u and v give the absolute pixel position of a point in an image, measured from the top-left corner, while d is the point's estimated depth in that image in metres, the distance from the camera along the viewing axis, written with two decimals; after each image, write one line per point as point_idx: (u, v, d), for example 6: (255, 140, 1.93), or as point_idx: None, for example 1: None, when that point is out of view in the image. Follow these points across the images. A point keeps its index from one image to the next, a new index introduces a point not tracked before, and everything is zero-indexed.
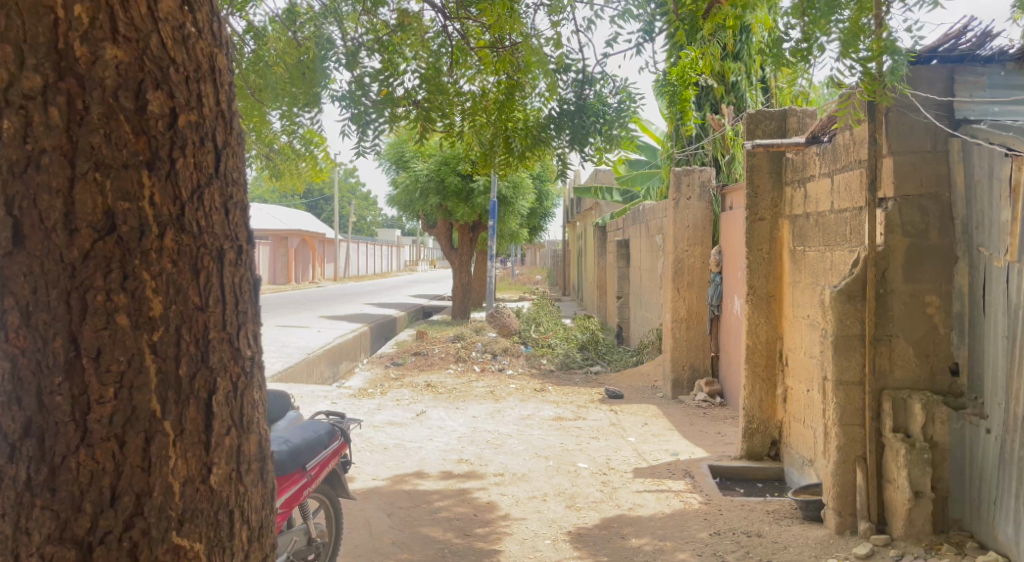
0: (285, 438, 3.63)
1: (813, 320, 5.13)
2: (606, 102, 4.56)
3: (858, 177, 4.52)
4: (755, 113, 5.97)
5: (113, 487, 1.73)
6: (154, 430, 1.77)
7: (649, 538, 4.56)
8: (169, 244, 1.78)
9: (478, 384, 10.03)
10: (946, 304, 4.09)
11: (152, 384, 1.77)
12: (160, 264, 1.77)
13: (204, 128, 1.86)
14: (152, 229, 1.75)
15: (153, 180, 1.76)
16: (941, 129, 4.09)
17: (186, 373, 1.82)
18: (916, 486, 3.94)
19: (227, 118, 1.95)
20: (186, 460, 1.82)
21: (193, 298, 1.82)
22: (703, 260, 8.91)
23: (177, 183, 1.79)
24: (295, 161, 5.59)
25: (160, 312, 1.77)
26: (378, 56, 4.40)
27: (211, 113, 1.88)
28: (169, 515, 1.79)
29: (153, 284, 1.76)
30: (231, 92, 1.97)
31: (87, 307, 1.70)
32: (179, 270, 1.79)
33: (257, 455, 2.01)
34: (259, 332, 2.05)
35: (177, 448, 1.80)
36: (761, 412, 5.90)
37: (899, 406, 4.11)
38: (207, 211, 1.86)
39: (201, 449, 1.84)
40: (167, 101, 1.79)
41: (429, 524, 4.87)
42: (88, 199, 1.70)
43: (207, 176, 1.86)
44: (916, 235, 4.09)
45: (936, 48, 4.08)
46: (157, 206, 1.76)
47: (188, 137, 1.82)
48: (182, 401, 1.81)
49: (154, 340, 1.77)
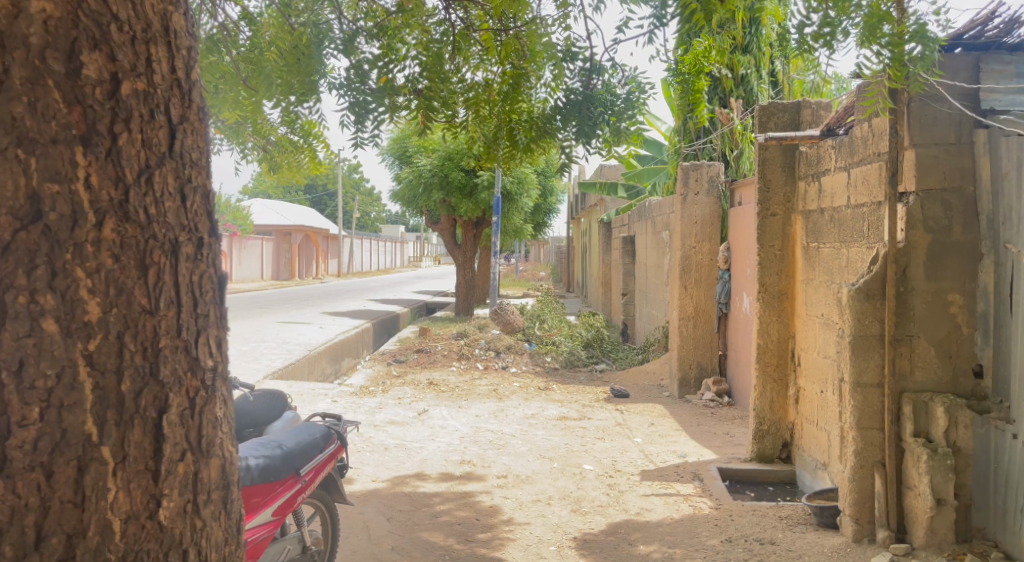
0: (276, 443, 3.50)
1: (829, 319, 4.95)
2: (615, 92, 4.36)
3: (877, 170, 4.34)
4: (767, 105, 5.78)
5: (38, 526, 1.73)
6: (89, 459, 1.77)
7: (658, 545, 4.40)
8: (108, 235, 1.79)
9: (481, 382, 9.86)
10: (970, 303, 3.91)
11: (87, 403, 1.77)
12: (97, 259, 1.78)
13: (153, 98, 1.88)
14: (87, 217, 1.77)
15: (88, 158, 1.78)
16: (966, 119, 3.91)
17: (130, 389, 1.83)
18: (938, 494, 3.77)
19: (184, 88, 1.96)
20: (129, 492, 1.82)
21: (140, 301, 1.84)
22: (711, 257, 8.72)
23: (118, 162, 1.81)
24: (294, 154, 5.43)
25: (96, 317, 1.78)
26: (376, 41, 4.22)
27: (164, 81, 1.91)
28: (107, 557, 1.79)
29: (89, 284, 1.77)
30: (189, 57, 1.99)
31: (9, 310, 1.70)
32: (121, 267, 1.81)
33: (220, 483, 2.02)
34: (225, 335, 2.06)
35: (117, 479, 1.81)
36: (772, 413, 5.75)
37: (920, 409, 3.95)
38: (161, 201, 1.87)
39: (147, 479, 1.85)
40: (107, 64, 1.81)
41: (429, 529, 4.71)
42: (10, 179, 1.71)
43: (157, 156, 1.88)
44: (939, 230, 3.92)
45: (960, 35, 3.91)
46: (93, 189, 1.78)
47: (134, 108, 1.84)
48: (124, 422, 1.81)
49: (89, 349, 1.77)
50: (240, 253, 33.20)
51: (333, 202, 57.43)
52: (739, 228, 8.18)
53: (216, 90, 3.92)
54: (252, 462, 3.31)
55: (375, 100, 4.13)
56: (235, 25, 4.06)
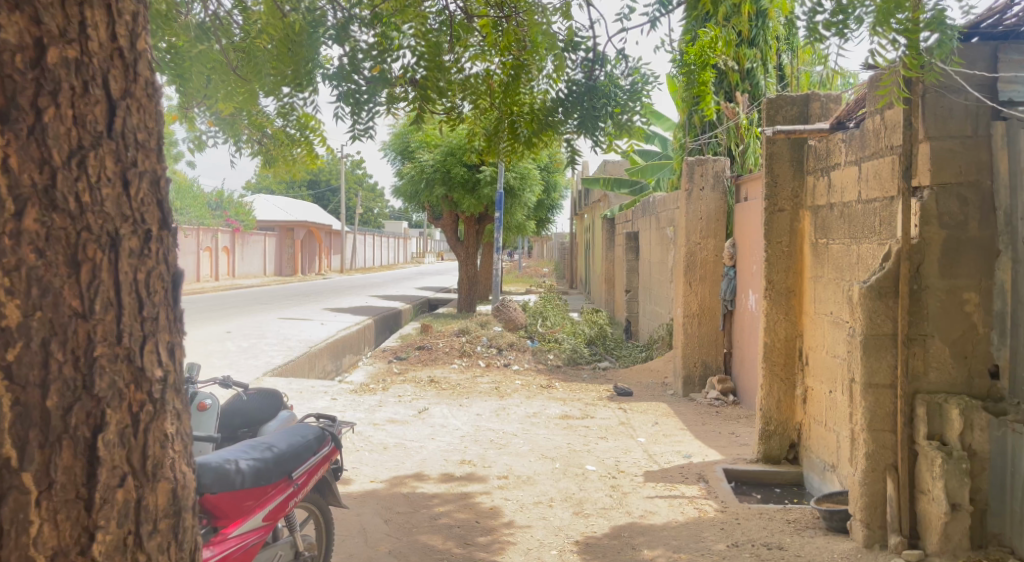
0: (266, 446, 3.39)
1: (838, 317, 4.83)
2: (618, 83, 4.22)
3: (889, 164, 4.22)
4: (775, 98, 5.64)
5: None
6: (10, 485, 1.69)
7: (663, 549, 4.28)
8: (30, 227, 1.71)
9: (483, 379, 9.74)
10: (986, 301, 3.78)
11: (6, 422, 1.68)
12: (19, 255, 1.69)
13: (87, 69, 1.80)
14: (8, 206, 1.68)
15: (8, 135, 1.69)
16: (983, 110, 3.78)
17: (58, 406, 1.74)
18: (952, 499, 3.64)
19: (126, 58, 1.89)
20: (56, 524, 1.73)
21: (70, 303, 1.75)
22: (716, 254, 8.59)
23: (45, 142, 1.73)
24: (289, 148, 5.32)
25: (17, 321, 1.69)
26: (371, 29, 4.06)
27: (102, 51, 1.83)
28: None
29: (8, 284, 1.68)
30: (133, 23, 1.91)
31: None
32: (48, 265, 1.72)
33: (169, 509, 1.94)
34: (177, 341, 2.00)
35: (42, 511, 1.72)
36: (779, 413, 5.62)
37: (934, 412, 3.81)
38: (97, 188, 1.80)
39: (80, 508, 1.76)
40: (32, 28, 1.73)
41: (428, 531, 4.60)
42: None
43: (92, 136, 1.80)
44: (955, 226, 3.79)
45: (978, 24, 3.77)
46: (14, 173, 1.69)
47: (63, 80, 1.76)
48: (51, 443, 1.73)
49: (10, 359, 1.69)
50: (242, 248, 33.10)
51: (337, 198, 57.35)
52: (745, 224, 8.06)
53: (207, 80, 3.76)
54: (243, 464, 3.19)
55: (369, 91, 3.99)
56: (227, 13, 3.92)
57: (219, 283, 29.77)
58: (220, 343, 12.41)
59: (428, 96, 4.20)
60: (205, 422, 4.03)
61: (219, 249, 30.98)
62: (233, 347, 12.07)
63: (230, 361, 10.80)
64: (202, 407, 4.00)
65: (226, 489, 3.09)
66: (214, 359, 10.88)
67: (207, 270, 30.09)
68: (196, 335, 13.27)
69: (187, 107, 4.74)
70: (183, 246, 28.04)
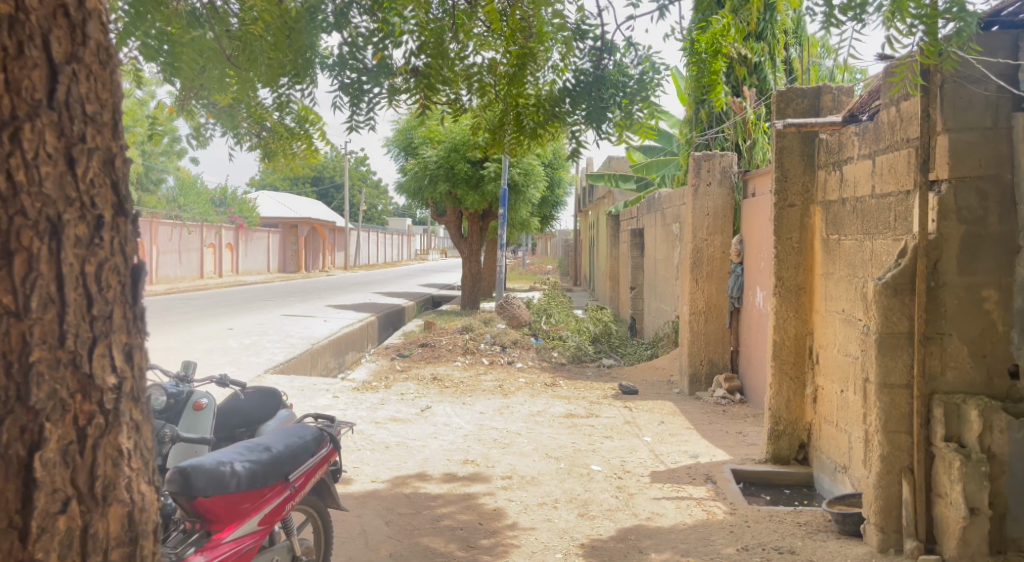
0: (263, 447, 3.27)
1: (851, 315, 4.71)
2: (628, 72, 4.11)
3: (904, 158, 4.11)
4: (785, 91, 5.50)
5: None
6: None
7: (671, 553, 4.16)
8: None
9: (486, 377, 9.63)
10: (1006, 299, 3.67)
11: None
12: None
13: (23, 28, 1.73)
14: None
15: None
16: (1003, 102, 3.66)
17: None
18: (971, 503, 3.52)
19: (74, 21, 1.81)
20: None
21: (4, 300, 1.70)
22: (723, 250, 8.46)
23: None
24: (289, 141, 5.23)
25: None
26: (370, 15, 3.89)
27: (42, 10, 1.76)
28: None
29: None
30: None
31: None
32: None
33: (123, 534, 1.87)
34: (136, 340, 1.93)
35: None
36: (788, 412, 5.50)
37: (951, 413, 3.68)
38: (34, 165, 1.72)
39: (16, 538, 1.72)
40: None
41: (430, 533, 4.49)
42: None
43: (29, 105, 1.73)
44: (973, 222, 3.68)
45: (999, 12, 3.63)
46: None
47: None
48: None
49: None
50: (246, 245, 33.03)
51: (340, 195, 57.28)
52: (753, 220, 7.94)
53: (201, 70, 3.66)
54: (239, 466, 3.06)
55: (369, 83, 3.86)
56: (222, 2, 3.79)
57: (223, 280, 29.69)
58: (222, 340, 12.32)
59: (431, 86, 4.08)
60: (200, 422, 3.94)
61: (223, 245, 30.93)
62: (235, 344, 11.98)
63: (231, 358, 10.71)
64: (199, 407, 3.91)
65: (221, 492, 2.97)
66: (215, 356, 10.78)
67: (210, 266, 30.05)
68: (198, 332, 13.17)
69: (186, 98, 4.63)
70: (186, 242, 27.97)
